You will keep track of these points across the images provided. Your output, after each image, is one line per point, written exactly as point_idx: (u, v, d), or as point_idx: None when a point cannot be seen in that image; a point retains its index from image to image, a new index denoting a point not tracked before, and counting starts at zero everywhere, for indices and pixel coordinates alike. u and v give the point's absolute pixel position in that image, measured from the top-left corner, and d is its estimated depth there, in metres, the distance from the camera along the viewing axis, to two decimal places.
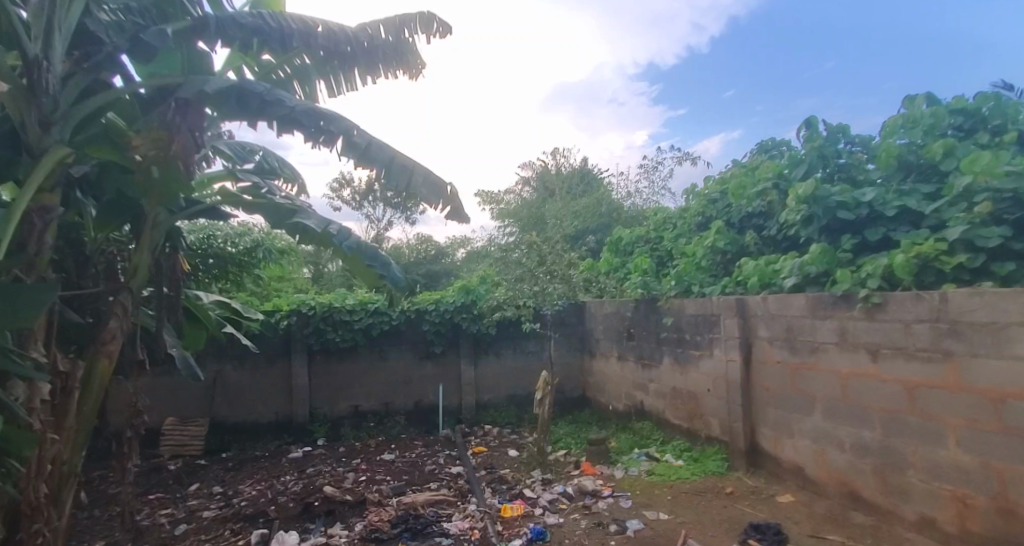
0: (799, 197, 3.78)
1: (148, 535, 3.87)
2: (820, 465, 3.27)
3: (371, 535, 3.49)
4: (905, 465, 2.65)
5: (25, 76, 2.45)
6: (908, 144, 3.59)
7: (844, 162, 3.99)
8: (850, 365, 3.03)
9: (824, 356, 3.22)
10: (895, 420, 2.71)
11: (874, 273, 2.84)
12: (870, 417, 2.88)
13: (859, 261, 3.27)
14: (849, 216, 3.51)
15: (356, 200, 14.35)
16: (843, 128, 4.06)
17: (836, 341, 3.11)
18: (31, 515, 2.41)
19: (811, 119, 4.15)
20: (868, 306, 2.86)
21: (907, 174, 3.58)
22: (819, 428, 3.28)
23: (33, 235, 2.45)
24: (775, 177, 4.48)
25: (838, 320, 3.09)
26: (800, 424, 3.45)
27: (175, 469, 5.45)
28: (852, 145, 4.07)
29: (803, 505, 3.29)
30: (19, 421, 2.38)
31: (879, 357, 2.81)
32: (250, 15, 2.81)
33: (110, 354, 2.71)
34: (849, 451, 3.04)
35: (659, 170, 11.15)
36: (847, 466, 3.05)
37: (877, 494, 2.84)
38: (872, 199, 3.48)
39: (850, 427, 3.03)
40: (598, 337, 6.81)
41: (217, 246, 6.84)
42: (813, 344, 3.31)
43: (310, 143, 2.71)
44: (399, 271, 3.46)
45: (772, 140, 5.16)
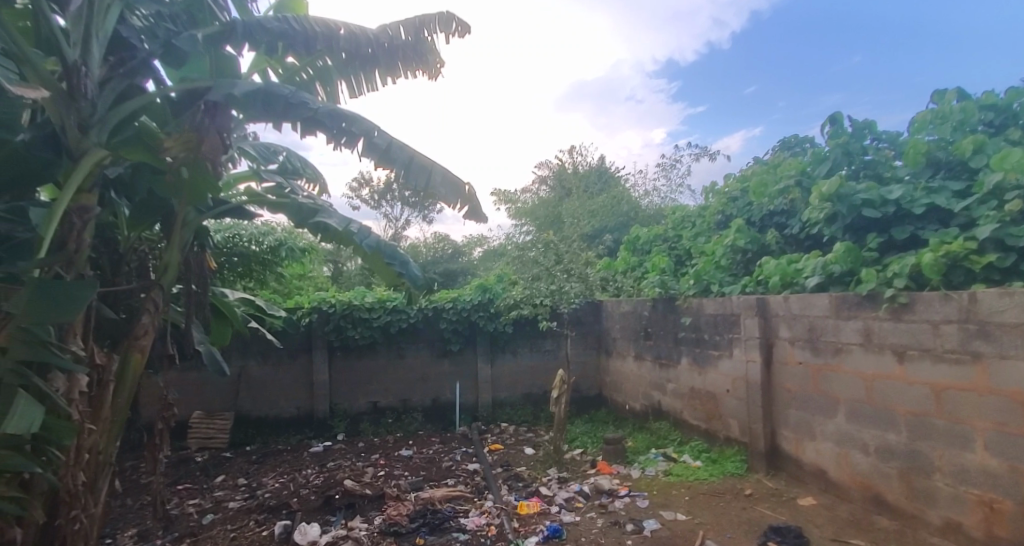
0: (822, 195, 3.74)
1: (178, 524, 4.01)
2: (842, 467, 3.24)
3: (391, 528, 3.56)
4: (931, 469, 2.62)
5: (66, 81, 2.55)
6: (936, 140, 3.52)
7: (870, 159, 3.92)
8: (875, 367, 2.99)
9: (848, 357, 3.19)
10: (922, 423, 2.67)
11: (901, 272, 2.80)
12: (896, 420, 2.84)
13: (885, 261, 3.22)
14: (874, 215, 3.46)
15: (374, 200, 14.54)
16: (870, 124, 4.01)
17: (861, 342, 3.08)
18: (71, 502, 2.52)
19: (836, 115, 4.12)
20: (894, 306, 2.82)
21: (936, 171, 3.51)
22: (842, 431, 3.24)
23: (73, 234, 2.55)
24: (798, 175, 4.46)
25: (863, 320, 3.05)
26: (823, 427, 3.41)
27: (202, 461, 5.61)
28: (879, 141, 4.00)
29: (826, 508, 3.25)
30: (60, 411, 2.49)
31: (905, 359, 2.77)
32: (275, 19, 2.89)
33: (142, 348, 2.83)
34: (874, 454, 3.00)
35: (678, 168, 11.10)
36: (871, 470, 3.02)
37: (902, 499, 2.80)
38: (899, 197, 3.41)
39: (875, 430, 2.99)
40: (615, 336, 6.80)
41: (241, 244, 6.99)
42: (837, 345, 3.28)
43: (333, 144, 2.77)
44: (417, 269, 3.53)
45: (796, 137, 5.12)
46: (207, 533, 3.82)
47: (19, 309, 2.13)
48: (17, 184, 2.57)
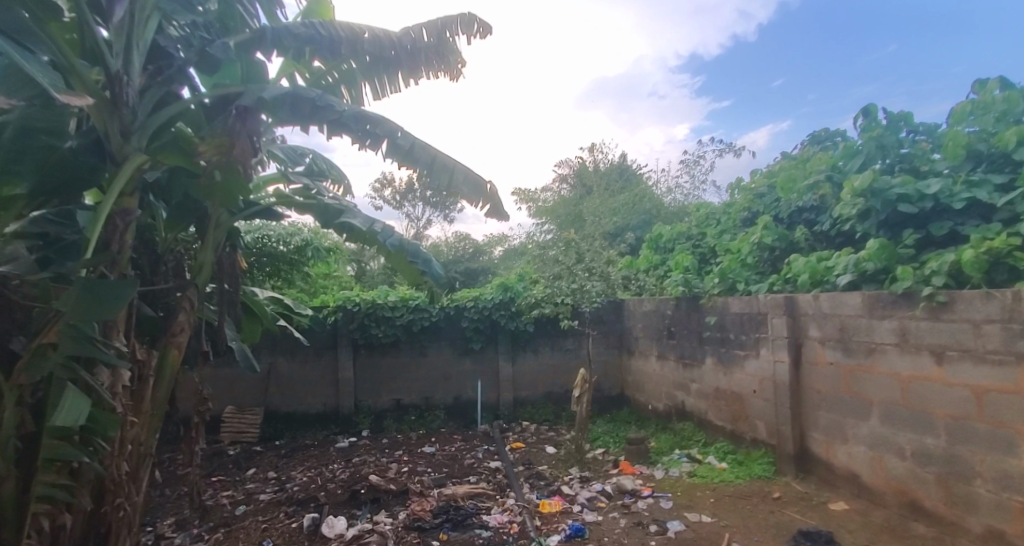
0: (855, 190, 3.69)
1: (213, 514, 4.17)
2: (876, 471, 3.18)
3: (415, 524, 3.64)
4: (972, 474, 2.56)
5: (109, 90, 2.69)
6: (977, 132, 3.44)
7: (907, 152, 3.82)
8: (911, 367, 2.93)
9: (882, 358, 3.13)
10: (962, 426, 2.62)
11: (940, 270, 2.74)
12: (935, 424, 2.78)
13: (922, 258, 3.14)
14: (910, 210, 3.39)
15: (396, 200, 14.74)
16: (905, 116, 3.92)
17: (896, 342, 3.02)
18: (115, 490, 2.68)
19: (869, 107, 4.03)
20: (931, 304, 2.76)
21: (977, 164, 3.45)
22: (876, 433, 3.19)
23: (116, 236, 2.68)
24: (828, 170, 4.42)
25: (898, 320, 2.99)
26: (856, 429, 3.35)
27: (234, 454, 5.80)
28: (914, 133, 3.92)
29: (859, 514, 3.19)
30: (105, 404, 2.63)
31: (944, 360, 2.71)
32: (303, 24, 2.98)
33: (179, 345, 2.96)
34: (910, 458, 2.94)
35: (701, 165, 10.97)
36: (907, 474, 2.96)
37: (940, 505, 2.74)
38: (937, 192, 3.35)
39: (911, 433, 2.93)
40: (637, 335, 6.77)
41: (269, 245, 7.18)
42: (870, 345, 3.22)
43: (358, 146, 2.84)
44: (439, 268, 3.62)
45: (826, 131, 5.03)
46: (241, 523, 3.96)
47: (71, 308, 2.25)
48: (65, 189, 2.71)
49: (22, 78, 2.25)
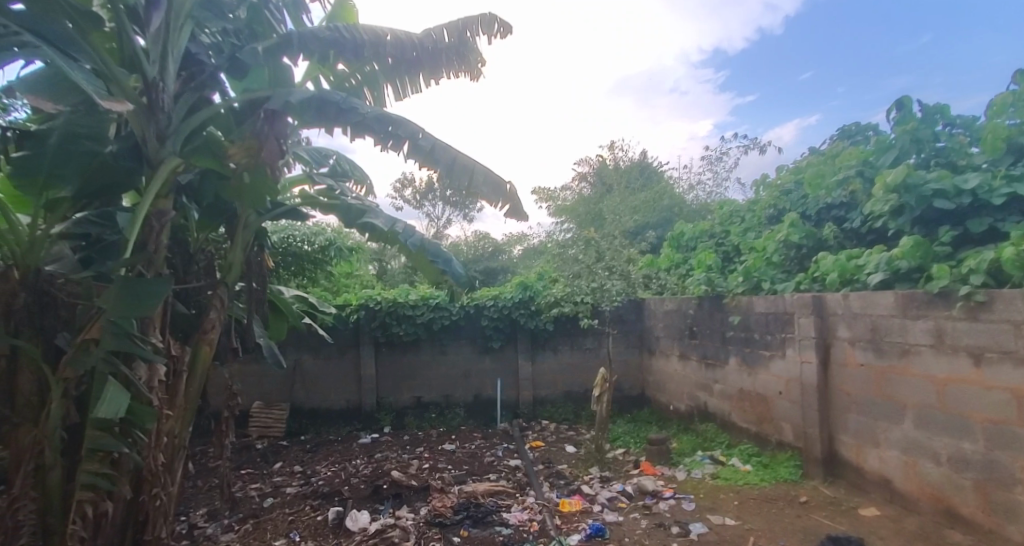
0: (887, 186, 3.63)
1: (242, 505, 4.31)
2: (910, 477, 3.04)
3: (436, 519, 3.69)
4: (1012, 482, 2.42)
5: (145, 95, 2.79)
6: (1018, 124, 3.37)
7: (943, 145, 3.74)
8: (947, 370, 2.79)
9: (916, 359, 2.98)
10: (1001, 431, 2.48)
11: (979, 268, 2.63)
12: (972, 428, 2.64)
13: (959, 256, 3.07)
14: (947, 206, 3.32)
15: (416, 199, 14.90)
16: (942, 108, 3.83)
17: (931, 343, 2.88)
18: (152, 480, 2.76)
19: (903, 99, 3.95)
20: (969, 304, 2.63)
21: (1018, 158, 3.37)
22: (909, 437, 3.05)
23: (153, 235, 2.78)
24: (860, 165, 4.37)
25: (934, 320, 2.85)
26: (888, 433, 3.22)
27: (262, 448, 5.96)
28: (951, 127, 3.83)
29: (890, 519, 3.06)
30: (141, 397, 2.73)
31: (983, 361, 2.58)
32: (327, 28, 3.05)
33: (210, 342, 3.07)
34: (946, 464, 2.80)
35: (724, 162, 10.82)
36: (943, 480, 2.81)
37: (977, 512, 2.61)
38: (975, 187, 3.28)
39: (946, 437, 2.79)
40: (658, 335, 6.73)
41: (294, 244, 7.34)
42: (904, 346, 3.07)
43: (380, 147, 2.89)
44: (459, 267, 3.68)
45: (857, 125, 4.95)
46: (269, 515, 4.07)
47: (110, 306, 2.36)
48: (106, 192, 2.83)
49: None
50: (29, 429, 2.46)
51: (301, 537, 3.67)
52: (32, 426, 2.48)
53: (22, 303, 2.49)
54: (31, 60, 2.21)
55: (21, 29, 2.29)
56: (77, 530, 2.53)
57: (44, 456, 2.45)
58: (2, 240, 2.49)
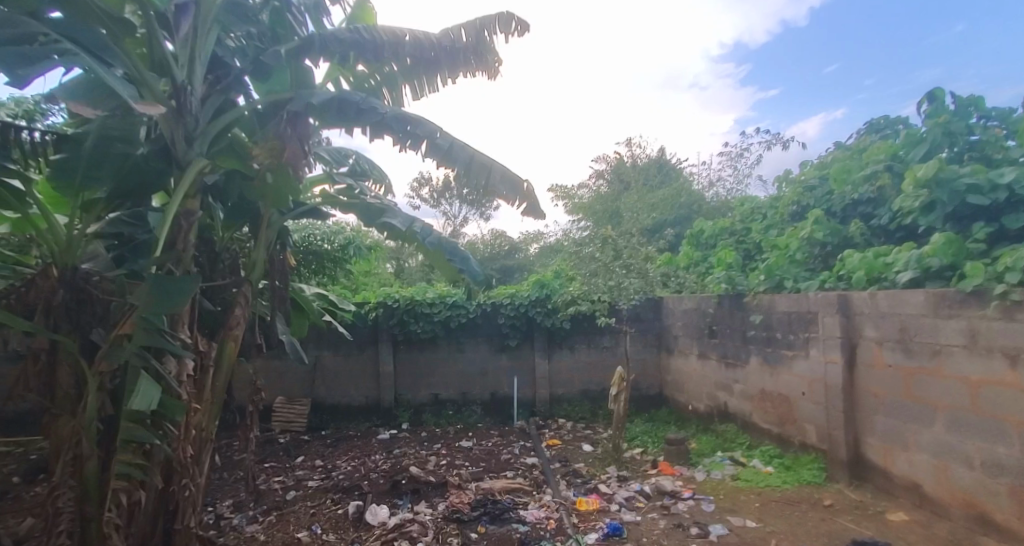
0: (918, 181, 3.56)
1: (267, 497, 4.41)
2: (941, 481, 2.96)
3: (453, 515, 3.72)
4: None
5: (174, 99, 2.85)
6: None
7: (977, 139, 3.66)
8: (981, 371, 2.70)
9: (949, 360, 2.90)
10: None
11: (1014, 266, 2.51)
12: (1006, 432, 2.56)
13: (994, 253, 2.98)
14: (982, 201, 3.23)
15: (434, 198, 14.99)
16: (977, 100, 3.72)
17: (965, 343, 2.79)
18: (181, 472, 2.84)
19: (936, 91, 3.87)
20: (1005, 303, 2.53)
21: None
22: (940, 441, 2.97)
23: (181, 235, 2.84)
24: (889, 159, 4.25)
25: (967, 319, 2.77)
26: (918, 436, 3.14)
27: (284, 442, 6.07)
28: (987, 119, 3.72)
29: (919, 525, 2.98)
30: (172, 390, 2.81)
31: (1019, 362, 2.48)
32: (348, 29, 3.08)
33: (236, 337, 3.11)
34: (979, 469, 2.72)
35: (745, 158, 10.66)
36: (976, 485, 2.73)
37: (1012, 519, 2.52)
38: (1011, 181, 3.18)
39: (979, 441, 2.71)
40: (677, 334, 6.67)
41: (314, 242, 7.44)
42: (935, 346, 2.99)
43: (398, 147, 2.91)
44: (477, 265, 3.70)
45: (887, 118, 4.83)
46: (291, 507, 4.15)
47: (142, 302, 2.43)
48: (136, 194, 2.90)
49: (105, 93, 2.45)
50: (68, 420, 2.56)
51: (323, 529, 3.72)
52: (70, 417, 2.57)
53: (59, 299, 2.54)
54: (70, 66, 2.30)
55: (59, 37, 2.37)
56: (112, 517, 2.61)
57: (82, 446, 2.53)
58: (42, 239, 2.62)
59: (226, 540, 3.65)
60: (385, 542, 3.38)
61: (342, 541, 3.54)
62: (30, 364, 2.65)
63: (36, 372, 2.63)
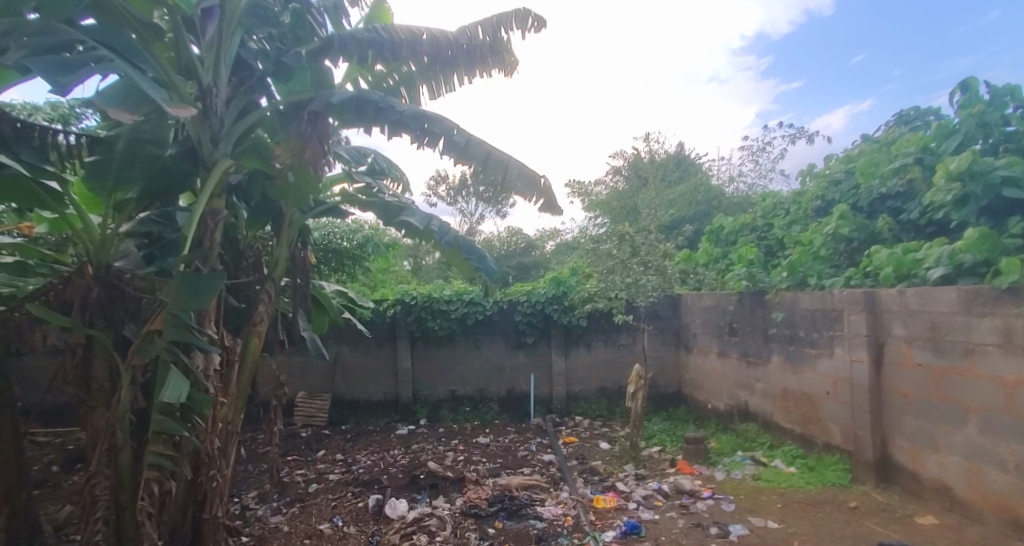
0: (949, 173, 3.46)
1: (290, 489, 4.49)
2: (974, 484, 2.88)
3: (471, 510, 3.74)
4: None
5: (200, 101, 2.91)
6: None
7: (1014, 130, 3.54)
8: (1015, 371, 2.61)
9: (982, 359, 2.81)
10: None
11: None
12: None
13: None
14: (1018, 194, 3.17)
15: (450, 196, 15.04)
16: (1012, 90, 3.58)
17: (999, 343, 2.69)
18: (209, 463, 2.92)
19: (969, 81, 3.76)
20: None
21: None
22: (973, 442, 2.88)
23: (207, 234, 2.89)
24: (918, 152, 4.14)
25: (1000, 317, 2.67)
26: (949, 437, 3.06)
27: (306, 436, 6.17)
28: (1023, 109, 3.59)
29: (949, 528, 2.91)
30: (200, 384, 2.88)
31: None
32: (366, 29, 3.10)
33: (259, 333, 3.18)
34: (1013, 472, 2.63)
35: (767, 153, 10.47)
36: (1009, 488, 2.65)
37: None
38: None
39: (1013, 443, 2.62)
40: (696, 331, 6.60)
41: (334, 240, 7.53)
42: (967, 345, 2.91)
43: (416, 144, 2.92)
44: (494, 263, 3.72)
45: (916, 109, 4.72)
46: (313, 500, 4.22)
47: (171, 299, 2.49)
48: (165, 194, 2.97)
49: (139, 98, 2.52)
50: (103, 412, 2.67)
51: (344, 522, 3.78)
52: (105, 409, 2.68)
53: (94, 296, 2.62)
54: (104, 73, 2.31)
55: (96, 45, 2.44)
56: (145, 505, 2.62)
57: (116, 437, 2.62)
58: (78, 239, 2.68)
59: (251, 530, 3.73)
60: (403, 535, 3.41)
61: (362, 533, 3.59)
62: (67, 357, 2.67)
63: (73, 366, 2.67)
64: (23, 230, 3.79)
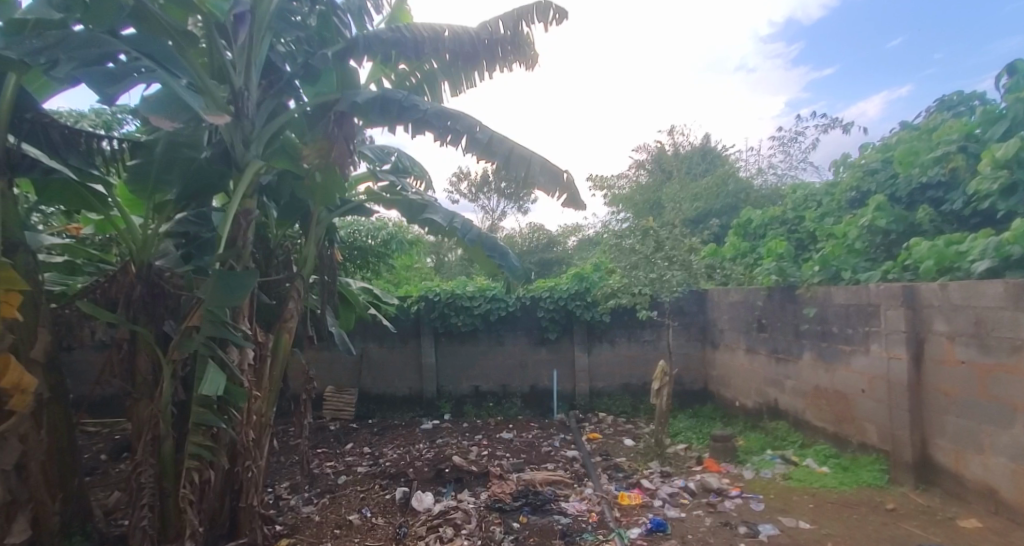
0: (996, 161, 3.33)
1: (319, 481, 4.59)
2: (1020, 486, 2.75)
3: (495, 504, 3.76)
4: None
5: (233, 104, 2.94)
6: None
7: None
8: None
9: None
10: None
11: None
12: None
13: None
14: None
15: (472, 192, 15.07)
16: None
17: None
18: (245, 453, 3.00)
19: (1016, 63, 3.66)
20: None
21: None
22: (1019, 443, 2.75)
23: (240, 233, 2.94)
24: (962, 139, 3.98)
25: None
26: (994, 438, 2.92)
27: (334, 429, 6.29)
28: None
29: (993, 532, 2.80)
30: (235, 378, 2.92)
31: None
32: (389, 29, 3.10)
33: (289, 329, 3.27)
34: None
35: (799, 142, 10.18)
36: None
37: None
38: None
39: None
40: (722, 328, 6.49)
41: (359, 237, 7.62)
42: (1014, 342, 2.76)
43: (439, 142, 2.93)
44: (516, 259, 3.73)
45: (959, 94, 4.57)
46: (342, 491, 4.30)
47: (208, 296, 2.57)
48: (199, 195, 3.03)
49: (177, 104, 2.58)
50: (147, 403, 2.77)
51: (372, 513, 3.84)
52: (149, 401, 2.77)
53: (137, 294, 2.75)
54: (149, 83, 2.42)
55: (138, 55, 2.53)
56: (187, 493, 2.71)
57: (160, 427, 2.71)
58: (121, 239, 2.78)
59: (285, 519, 3.82)
60: (430, 527, 3.44)
61: (390, 525, 3.64)
62: (115, 352, 2.83)
63: (120, 359, 2.82)
64: (71, 232, 3.86)
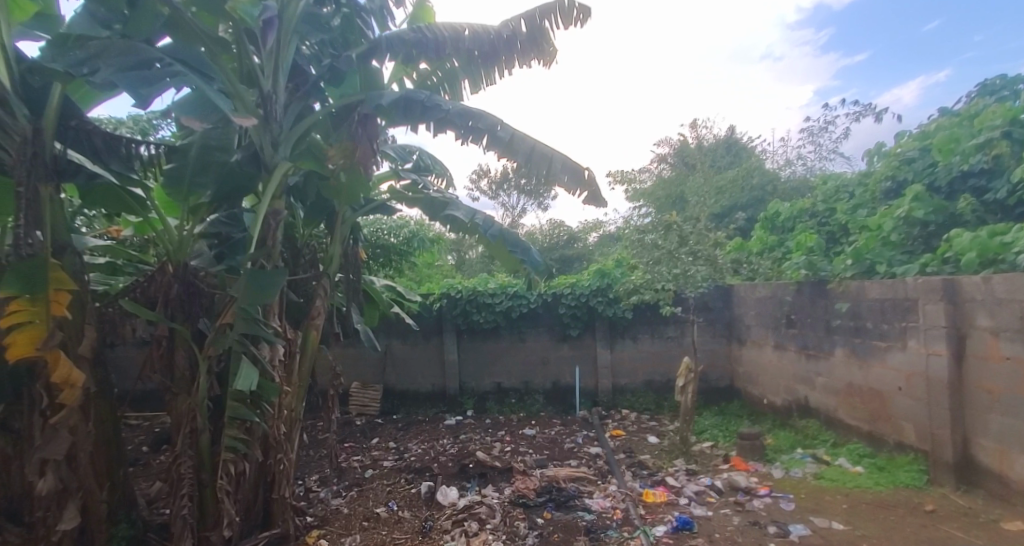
0: None
1: (347, 474, 4.66)
2: None
3: (519, 500, 3.76)
4: None
5: (262, 108, 2.99)
6: None
7: None
8: None
9: None
10: None
11: None
12: None
13: None
14: None
15: (492, 190, 15.10)
16: None
17: None
18: (276, 447, 3.06)
19: None
20: None
21: None
22: None
23: (270, 234, 3.00)
24: (1006, 124, 3.84)
25: None
26: None
27: (360, 424, 6.38)
28: None
29: None
30: (267, 373, 2.98)
31: None
32: (411, 30, 3.13)
33: (317, 326, 3.32)
34: None
35: (828, 132, 9.91)
36: None
37: None
38: None
39: None
40: (749, 324, 6.37)
41: (381, 236, 7.70)
42: None
43: (461, 141, 2.94)
44: (537, 255, 3.73)
45: (1002, 79, 4.42)
46: (369, 484, 4.37)
47: (240, 295, 2.62)
48: (231, 198, 3.10)
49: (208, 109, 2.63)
50: (185, 398, 2.85)
51: (399, 506, 3.88)
52: (187, 395, 2.86)
53: (175, 293, 2.82)
54: (180, 87, 2.48)
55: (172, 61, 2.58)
56: (223, 484, 2.80)
57: (197, 420, 2.80)
58: (159, 240, 2.87)
59: (315, 511, 3.91)
60: (455, 521, 3.46)
61: (416, 518, 3.68)
62: (154, 348, 2.90)
63: (160, 356, 2.89)
64: (111, 234, 3.98)
